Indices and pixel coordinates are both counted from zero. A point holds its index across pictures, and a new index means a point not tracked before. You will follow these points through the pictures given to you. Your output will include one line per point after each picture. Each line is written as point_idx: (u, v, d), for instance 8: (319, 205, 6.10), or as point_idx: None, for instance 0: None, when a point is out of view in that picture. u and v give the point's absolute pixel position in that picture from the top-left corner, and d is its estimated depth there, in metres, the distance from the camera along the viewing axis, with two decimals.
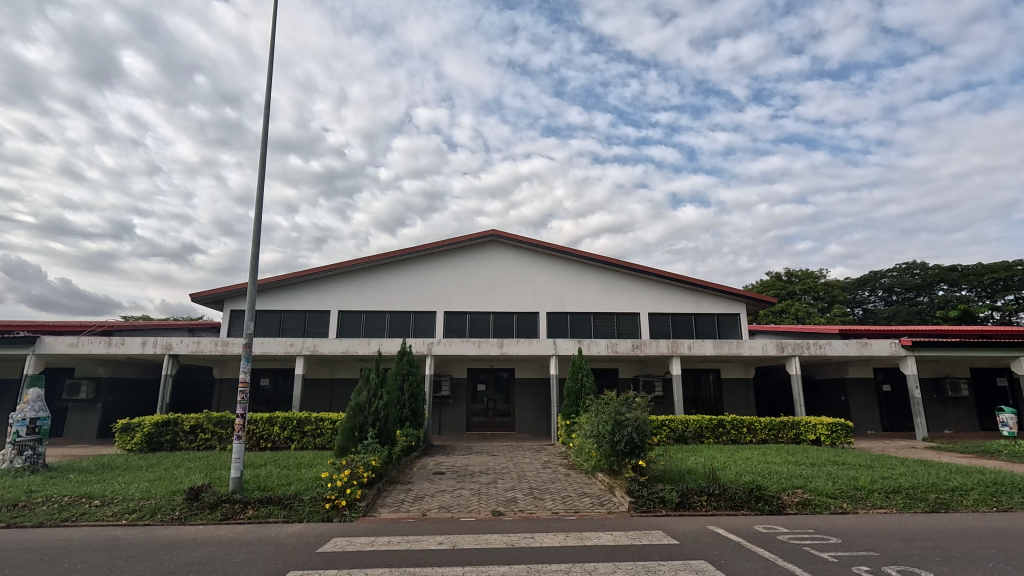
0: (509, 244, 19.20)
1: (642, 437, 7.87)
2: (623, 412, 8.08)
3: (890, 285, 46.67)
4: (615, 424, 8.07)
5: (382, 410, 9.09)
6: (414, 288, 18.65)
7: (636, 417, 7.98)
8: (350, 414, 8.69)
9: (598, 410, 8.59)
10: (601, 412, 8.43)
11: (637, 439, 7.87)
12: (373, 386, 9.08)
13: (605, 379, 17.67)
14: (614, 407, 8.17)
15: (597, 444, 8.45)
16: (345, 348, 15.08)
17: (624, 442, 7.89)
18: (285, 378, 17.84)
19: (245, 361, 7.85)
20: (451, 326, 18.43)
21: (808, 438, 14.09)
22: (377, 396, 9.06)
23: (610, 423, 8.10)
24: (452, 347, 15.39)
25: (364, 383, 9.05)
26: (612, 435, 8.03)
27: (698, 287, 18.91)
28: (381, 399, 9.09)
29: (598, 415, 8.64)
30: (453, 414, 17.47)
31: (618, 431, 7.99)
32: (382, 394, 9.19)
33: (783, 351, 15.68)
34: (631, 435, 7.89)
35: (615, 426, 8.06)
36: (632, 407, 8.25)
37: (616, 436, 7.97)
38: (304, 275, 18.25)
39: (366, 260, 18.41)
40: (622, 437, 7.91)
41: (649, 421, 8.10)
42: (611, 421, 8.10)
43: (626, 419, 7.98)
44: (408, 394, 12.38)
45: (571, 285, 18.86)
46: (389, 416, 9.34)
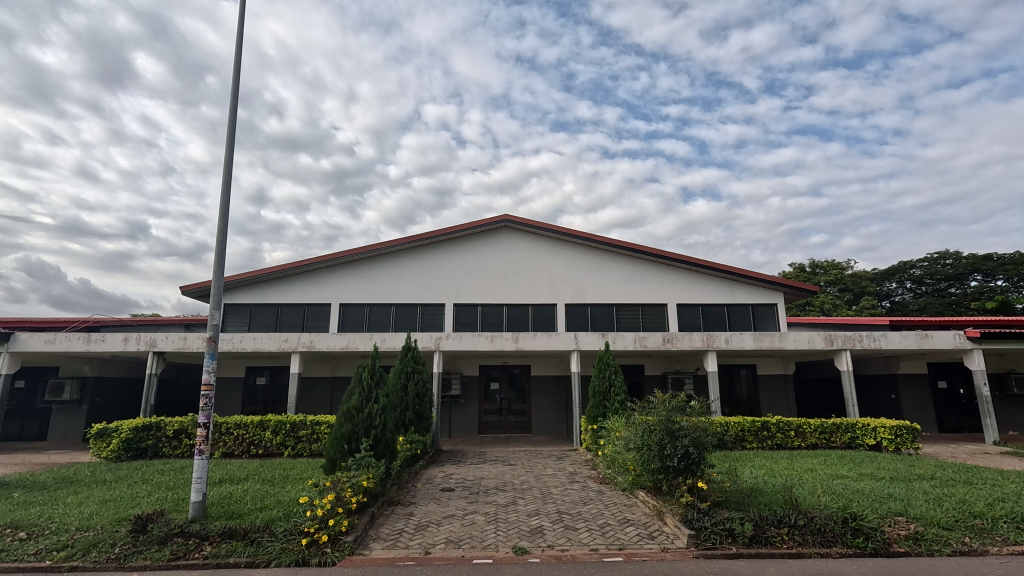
0: (523, 230, 17.66)
1: (699, 450, 6.34)
2: (677, 421, 6.57)
3: (920, 276, 44.45)
4: (666, 434, 6.57)
5: (380, 415, 7.66)
6: (420, 279, 17.21)
7: (694, 427, 6.49)
8: (341, 421, 7.30)
9: (644, 416, 7.11)
10: (647, 420, 6.93)
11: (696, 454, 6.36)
12: (368, 387, 7.65)
13: (629, 376, 16.14)
14: (665, 414, 6.68)
15: (641, 459, 6.93)
16: (345, 343, 13.72)
17: (680, 457, 6.38)
18: (283, 376, 16.55)
19: (209, 360, 6.46)
20: (460, 319, 16.97)
21: (865, 443, 12.44)
22: (373, 400, 7.63)
23: (660, 433, 6.61)
24: (463, 341, 13.94)
25: (358, 384, 7.63)
26: (663, 448, 6.54)
27: (731, 275, 17.25)
28: (378, 403, 7.64)
29: (641, 423, 7.11)
30: (464, 415, 16.03)
31: (671, 442, 6.50)
32: (379, 396, 7.75)
33: (832, 344, 14.02)
34: (688, 448, 6.39)
35: (667, 437, 6.56)
36: (688, 415, 6.75)
37: (668, 448, 6.47)
38: (301, 266, 16.86)
39: (368, 249, 16.99)
40: (677, 450, 6.41)
41: (709, 430, 6.59)
42: (661, 430, 6.61)
43: (681, 429, 6.50)
44: (414, 396, 10.95)
45: (591, 274, 17.30)
46: (388, 424, 7.88)
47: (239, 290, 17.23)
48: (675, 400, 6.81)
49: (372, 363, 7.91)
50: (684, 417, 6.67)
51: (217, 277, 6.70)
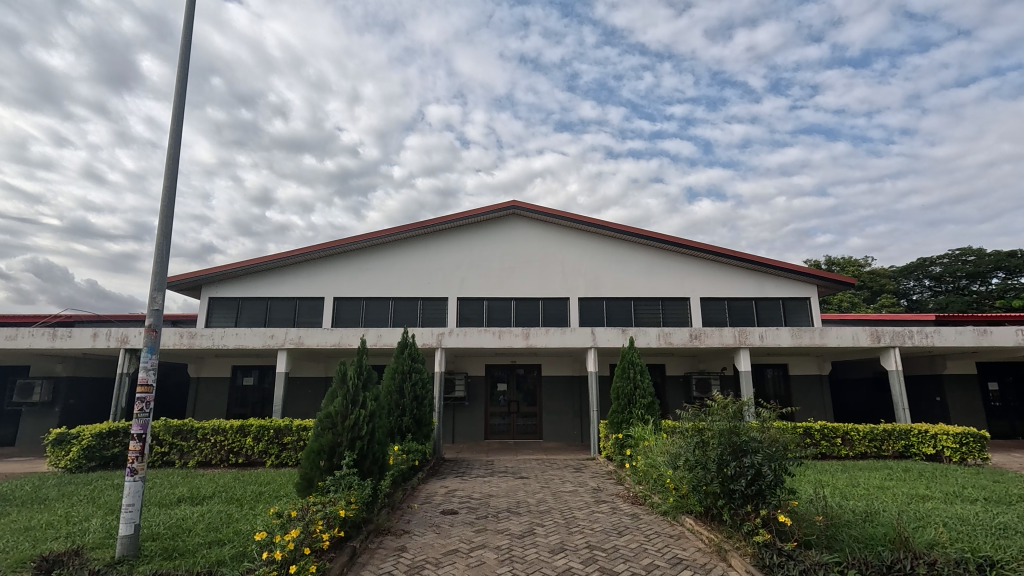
0: (533, 218, 16.28)
1: (772, 470, 4.91)
2: (742, 432, 5.18)
3: (940, 275, 42.51)
4: (725, 449, 5.16)
5: (371, 421, 6.32)
6: (422, 270, 15.86)
7: (767, 441, 5.07)
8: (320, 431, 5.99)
9: (694, 426, 5.70)
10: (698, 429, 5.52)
11: (771, 477, 4.93)
12: (357, 388, 6.33)
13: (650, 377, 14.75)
14: (726, 422, 5.29)
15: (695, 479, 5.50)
16: (338, 339, 12.37)
17: (748, 479, 4.97)
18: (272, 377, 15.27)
19: (148, 354, 5.11)
20: (465, 314, 15.62)
21: (922, 452, 10.98)
22: (363, 402, 6.28)
23: (722, 446, 5.22)
24: (468, 338, 12.57)
25: (346, 384, 6.32)
26: (726, 466, 5.15)
27: (760, 267, 15.79)
28: (368, 407, 6.29)
29: (691, 433, 5.70)
30: (469, 419, 14.67)
31: (733, 459, 5.10)
32: (368, 397, 6.40)
33: (879, 341, 12.55)
34: (759, 469, 4.95)
35: (730, 452, 5.16)
36: (753, 421, 5.33)
37: (731, 468, 5.06)
38: (292, 256, 15.49)
39: (365, 238, 15.62)
40: (744, 471, 5.01)
41: (783, 441, 5.14)
42: (721, 443, 5.22)
43: (747, 441, 5.10)
44: (412, 398, 9.61)
45: (607, 265, 15.90)
46: (380, 432, 6.53)
47: (226, 283, 15.93)
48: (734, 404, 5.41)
49: (360, 357, 6.58)
50: (749, 425, 5.27)
51: (161, 252, 5.38)
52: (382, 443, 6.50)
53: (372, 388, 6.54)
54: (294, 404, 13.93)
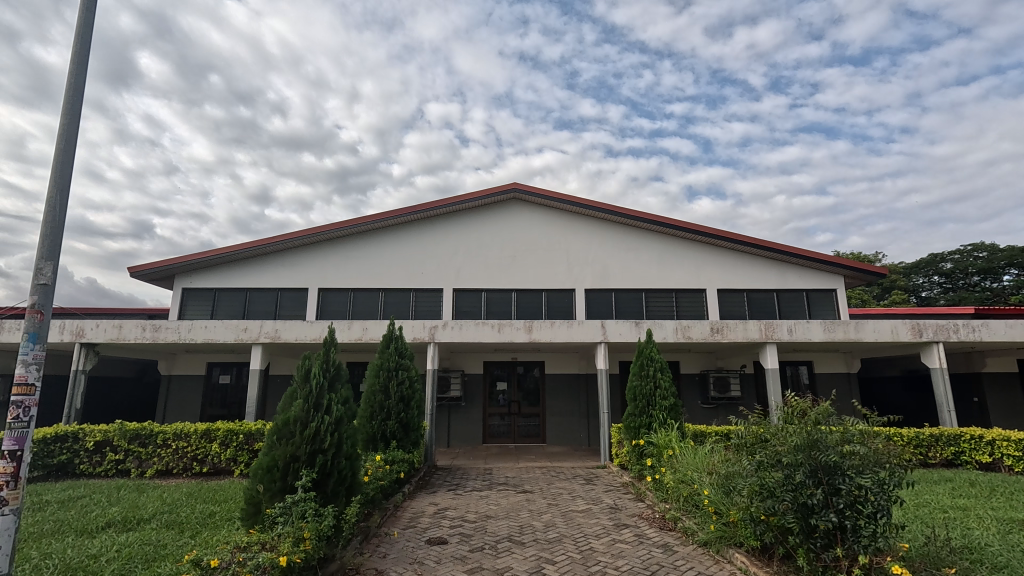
0: (534, 202, 14.97)
1: (881, 503, 3.64)
2: (826, 446, 3.86)
3: (950, 271, 40.99)
4: (814, 472, 3.85)
5: (341, 428, 5.06)
6: (415, 259, 14.58)
7: (872, 459, 3.74)
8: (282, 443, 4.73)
9: (758, 437, 4.40)
10: (770, 442, 4.24)
11: (873, 510, 3.64)
12: (323, 387, 5.06)
13: None
14: (805, 434, 3.96)
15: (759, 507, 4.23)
16: (318, 332, 11.09)
17: (838, 511, 3.70)
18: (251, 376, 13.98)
19: (30, 343, 3.83)
20: (461, 306, 14.34)
21: (977, 461, 9.71)
22: (333, 405, 5.01)
23: (799, 466, 3.89)
24: (464, 332, 11.29)
25: (311, 383, 5.04)
26: (807, 491, 3.82)
27: (782, 255, 14.50)
28: (339, 412, 5.03)
29: (756, 446, 4.41)
30: (466, 422, 13.40)
31: (816, 484, 3.80)
32: (339, 399, 5.14)
33: (921, 336, 11.30)
34: (856, 496, 3.69)
35: (811, 475, 3.85)
36: (846, 429, 4.00)
37: (812, 497, 3.77)
38: (273, 242, 14.17)
39: (353, 223, 14.31)
40: (833, 500, 3.74)
41: (897, 463, 3.79)
42: (798, 461, 3.89)
43: (841, 460, 3.76)
44: (398, 399, 8.32)
45: (616, 253, 14.63)
46: (355, 443, 5.27)
47: (200, 272, 14.61)
48: (821, 408, 4.11)
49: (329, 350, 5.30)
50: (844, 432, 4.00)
51: (54, 211, 4.13)
52: (356, 456, 5.23)
53: (344, 388, 5.25)
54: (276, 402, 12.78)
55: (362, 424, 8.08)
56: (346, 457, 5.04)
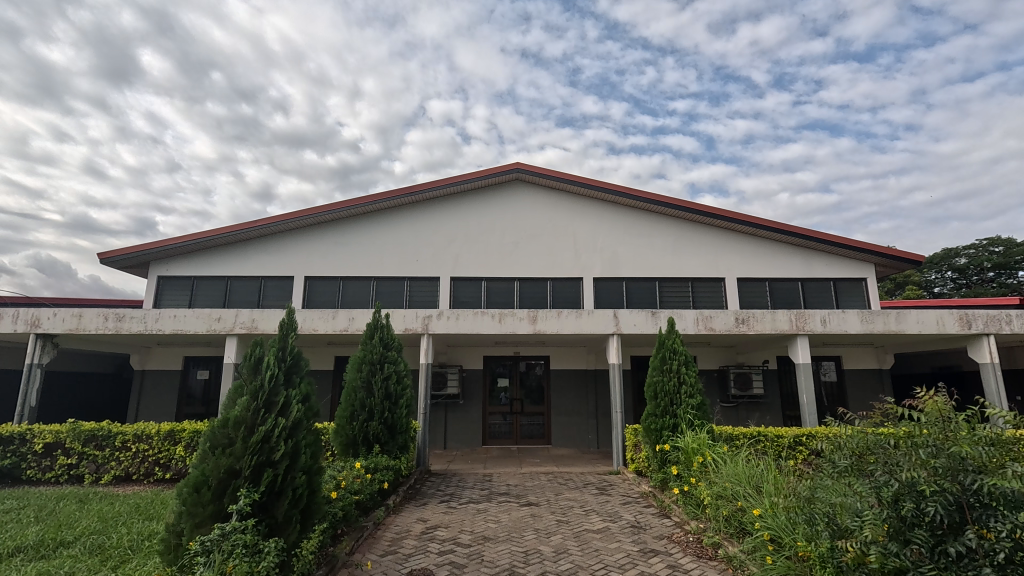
0: (540, 183, 13.83)
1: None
2: (975, 468, 2.93)
3: (965, 266, 39.55)
4: (957, 505, 2.89)
5: (303, 435, 3.91)
6: (409, 245, 13.46)
7: None
8: (238, 449, 3.63)
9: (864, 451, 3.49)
10: (888, 460, 3.27)
11: None
12: (281, 381, 3.96)
13: None
14: (949, 448, 3.03)
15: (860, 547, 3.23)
16: (300, 323, 9.99)
17: (997, 566, 2.72)
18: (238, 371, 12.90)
19: None
20: (460, 295, 13.24)
21: None
22: (293, 404, 3.88)
23: (932, 498, 2.92)
24: (461, 322, 10.17)
25: (264, 377, 3.92)
26: (950, 533, 2.91)
27: (808, 241, 13.31)
28: (301, 412, 3.89)
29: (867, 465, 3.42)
30: (464, 422, 12.31)
31: (957, 523, 2.88)
32: (301, 396, 4.02)
33: (970, 328, 10.15)
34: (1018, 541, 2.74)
35: (955, 508, 2.89)
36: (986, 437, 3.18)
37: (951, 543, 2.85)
38: (256, 226, 13.04)
39: (342, 206, 13.16)
40: (985, 547, 2.79)
41: None
42: (932, 490, 2.92)
43: (1006, 489, 2.82)
44: (383, 396, 7.20)
45: (628, 238, 13.51)
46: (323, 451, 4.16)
47: (176, 259, 13.51)
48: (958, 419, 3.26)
49: (289, 335, 4.17)
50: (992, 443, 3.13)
51: None
52: (322, 471, 4.10)
53: (305, 383, 4.11)
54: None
55: (341, 425, 7.00)
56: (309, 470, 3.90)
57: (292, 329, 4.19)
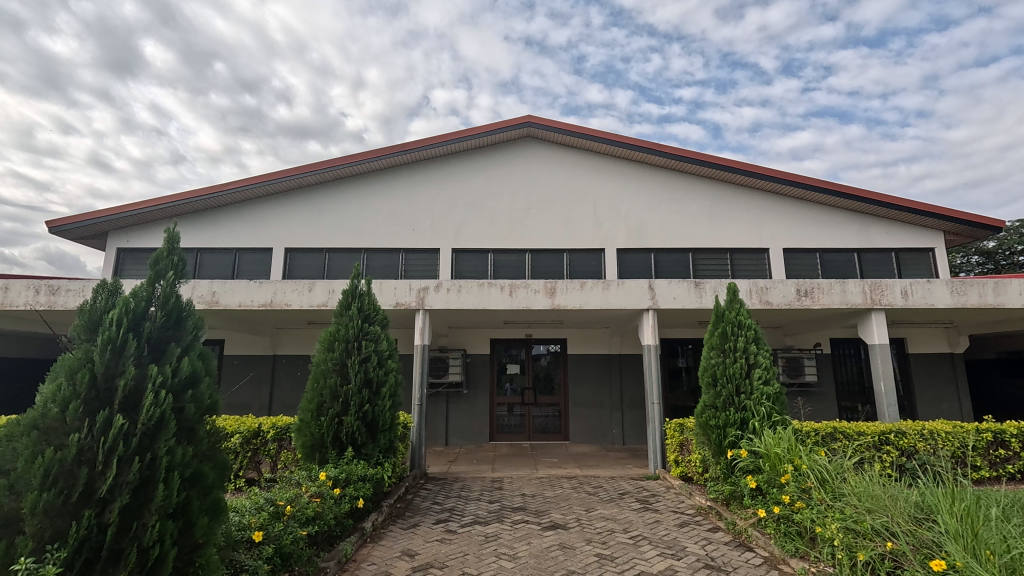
0: (557, 139, 11.98)
1: None
2: None
3: (995, 250, 36.99)
4: None
5: (172, 449, 2.41)
6: (405, 212, 11.71)
7: None
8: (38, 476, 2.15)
9: None
10: None
11: None
12: (131, 352, 2.45)
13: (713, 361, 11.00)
14: None
15: None
16: (269, 297, 8.29)
17: None
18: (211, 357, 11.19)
19: None
20: (464, 266, 11.51)
21: None
22: (151, 394, 2.37)
23: None
24: (463, 295, 8.41)
25: (99, 345, 2.41)
26: None
27: (867, 205, 11.40)
28: (161, 409, 2.38)
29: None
30: (468, 414, 10.62)
31: None
32: (179, 379, 2.52)
33: None
34: None
35: None
36: None
37: None
38: (228, 190, 11.26)
39: (326, 165, 11.36)
40: None
41: None
42: None
43: None
44: (361, 381, 5.47)
45: (659, 201, 11.70)
46: (221, 472, 2.68)
47: (139, 228, 11.80)
48: None
49: (164, 278, 2.67)
50: None
51: None
52: (221, 510, 2.57)
53: (187, 358, 2.59)
54: (233, 390, 10.90)
55: (306, 421, 5.28)
56: (186, 507, 2.40)
57: (170, 268, 2.69)
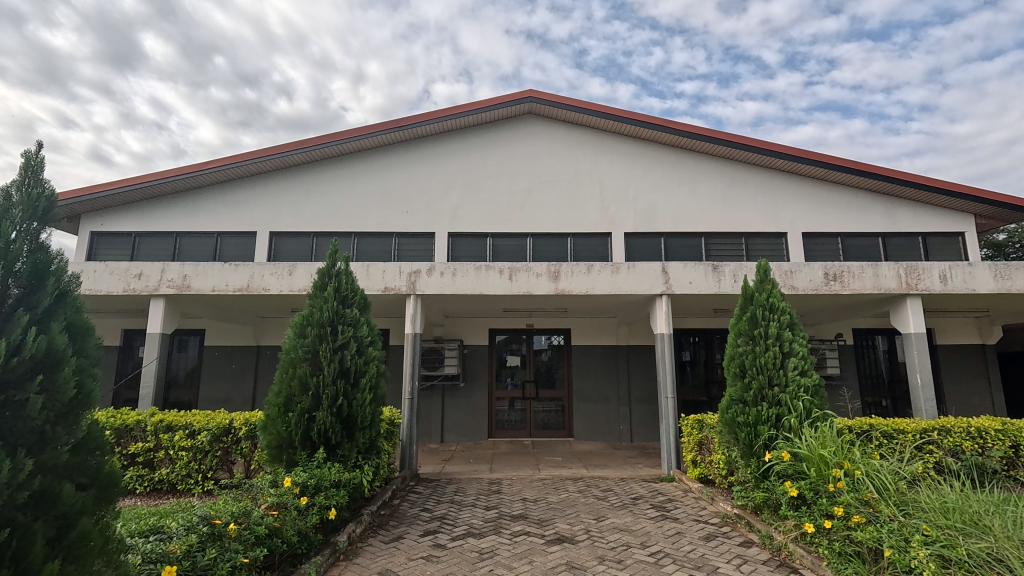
0: (561, 116, 11.20)
1: None
2: None
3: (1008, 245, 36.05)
4: None
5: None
6: (398, 193, 10.96)
7: None
8: None
9: None
10: None
11: None
12: None
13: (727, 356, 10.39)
14: None
15: None
16: (246, 281, 7.56)
17: None
18: (191, 348, 10.49)
19: None
20: (461, 250, 10.77)
21: None
22: None
23: None
24: (458, 279, 7.66)
25: None
26: None
27: (894, 185, 10.61)
28: None
29: None
30: (465, 409, 9.92)
31: None
32: (25, 364, 2.11)
33: None
34: None
35: None
36: None
37: None
38: (208, 169, 10.47)
39: (314, 142, 10.59)
40: None
41: None
42: None
43: None
44: (337, 372, 4.76)
45: (670, 182, 10.95)
46: (95, 493, 2.24)
47: (113, 210, 11.07)
48: None
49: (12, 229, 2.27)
50: None
51: None
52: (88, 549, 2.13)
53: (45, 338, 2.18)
54: (215, 383, 10.21)
55: (273, 417, 4.56)
56: (21, 542, 1.93)
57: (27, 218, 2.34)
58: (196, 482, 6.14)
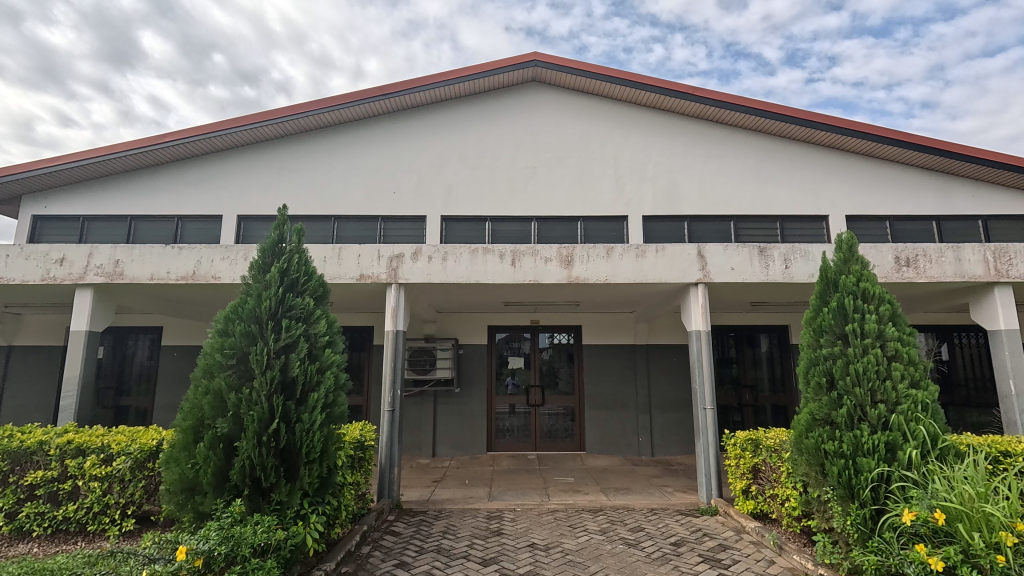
0: (570, 82, 9.81)
1: None
2: None
3: None
4: None
5: None
6: (384, 171, 9.61)
7: None
8: None
9: None
10: None
11: None
12: None
13: (760, 355, 9.06)
14: None
15: None
16: (191, 268, 6.21)
17: None
18: (148, 348, 9.21)
19: None
20: (455, 233, 9.43)
21: None
22: None
23: None
24: (450, 265, 6.31)
25: None
26: None
27: (952, 161, 9.24)
28: None
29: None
30: (460, 418, 8.58)
31: None
32: None
33: None
34: None
35: None
36: None
37: None
38: (165, 142, 9.09)
39: (286, 113, 9.24)
40: None
41: None
42: None
43: None
44: (275, 384, 3.44)
45: (694, 157, 9.60)
46: None
47: (58, 191, 9.73)
48: None
49: None
50: None
51: None
52: None
53: None
54: (172, 388, 8.87)
55: (180, 449, 3.23)
56: None
57: None
58: (112, 521, 4.79)
